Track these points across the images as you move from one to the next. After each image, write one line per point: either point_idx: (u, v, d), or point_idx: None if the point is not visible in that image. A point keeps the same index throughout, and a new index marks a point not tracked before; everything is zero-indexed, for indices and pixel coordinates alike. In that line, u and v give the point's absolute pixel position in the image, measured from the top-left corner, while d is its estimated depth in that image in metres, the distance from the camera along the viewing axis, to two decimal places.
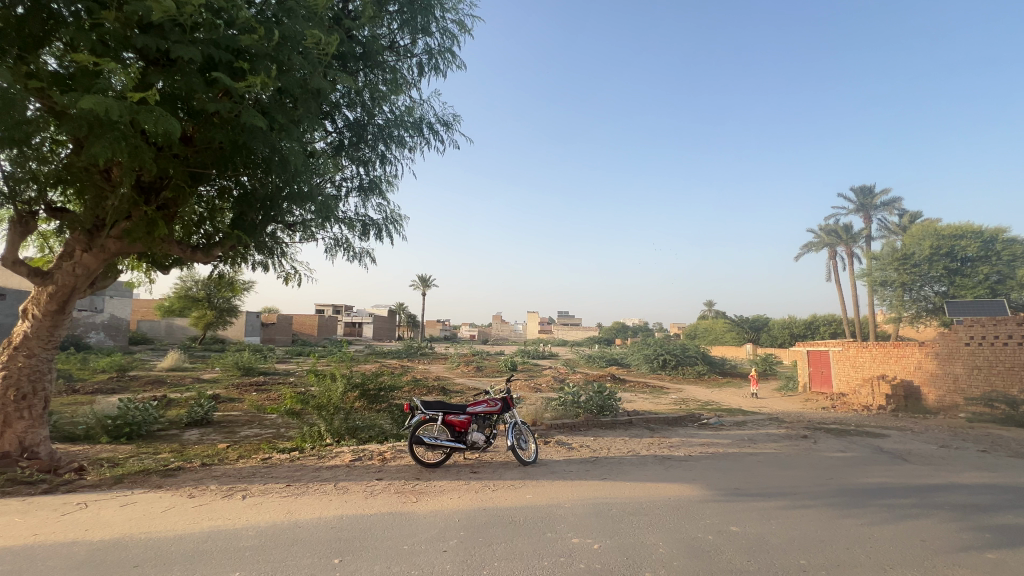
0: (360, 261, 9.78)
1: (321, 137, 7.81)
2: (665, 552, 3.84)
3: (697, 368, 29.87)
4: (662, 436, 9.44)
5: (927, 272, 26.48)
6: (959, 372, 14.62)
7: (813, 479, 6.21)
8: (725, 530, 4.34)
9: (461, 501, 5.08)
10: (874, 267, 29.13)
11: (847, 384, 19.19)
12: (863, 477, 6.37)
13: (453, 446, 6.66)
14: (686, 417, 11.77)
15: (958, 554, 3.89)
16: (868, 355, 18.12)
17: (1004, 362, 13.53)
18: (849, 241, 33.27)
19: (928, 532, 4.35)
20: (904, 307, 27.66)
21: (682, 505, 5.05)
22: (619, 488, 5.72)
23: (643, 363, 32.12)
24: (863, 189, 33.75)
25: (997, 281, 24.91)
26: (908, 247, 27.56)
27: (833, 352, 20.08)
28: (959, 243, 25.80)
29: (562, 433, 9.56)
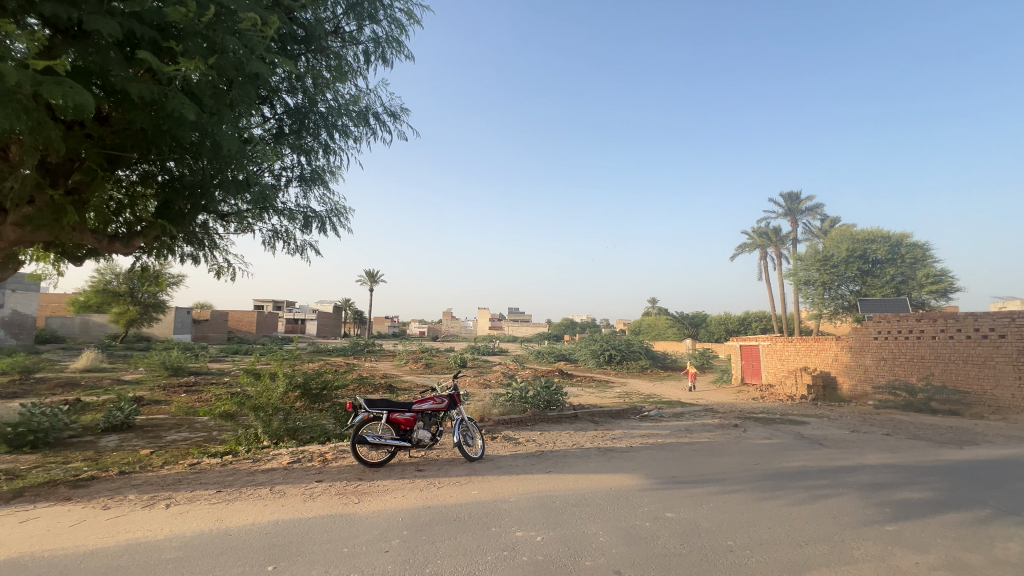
0: (302, 254, 9.36)
1: (258, 123, 7.39)
2: (605, 540, 3.97)
3: (640, 363, 31.09)
4: (606, 429, 9.76)
5: (844, 273, 28.97)
6: (868, 363, 16.16)
7: (741, 465, 6.64)
8: (661, 516, 4.55)
9: (405, 500, 5.00)
10: (799, 267, 31.50)
11: (774, 375, 20.68)
12: (785, 461, 6.89)
13: (399, 445, 6.53)
14: (629, 410, 12.23)
15: (863, 528, 4.31)
16: (792, 348, 19.59)
17: (906, 354, 15.08)
18: (778, 243, 35.73)
19: (839, 509, 4.77)
20: (824, 304, 30.14)
21: (622, 495, 5.24)
22: (563, 480, 5.85)
23: (589, 358, 33.02)
24: (791, 195, 36.33)
25: (901, 281, 27.69)
26: (828, 249, 30.04)
27: (762, 346, 21.55)
28: (871, 246, 28.39)
29: (509, 428, 9.65)
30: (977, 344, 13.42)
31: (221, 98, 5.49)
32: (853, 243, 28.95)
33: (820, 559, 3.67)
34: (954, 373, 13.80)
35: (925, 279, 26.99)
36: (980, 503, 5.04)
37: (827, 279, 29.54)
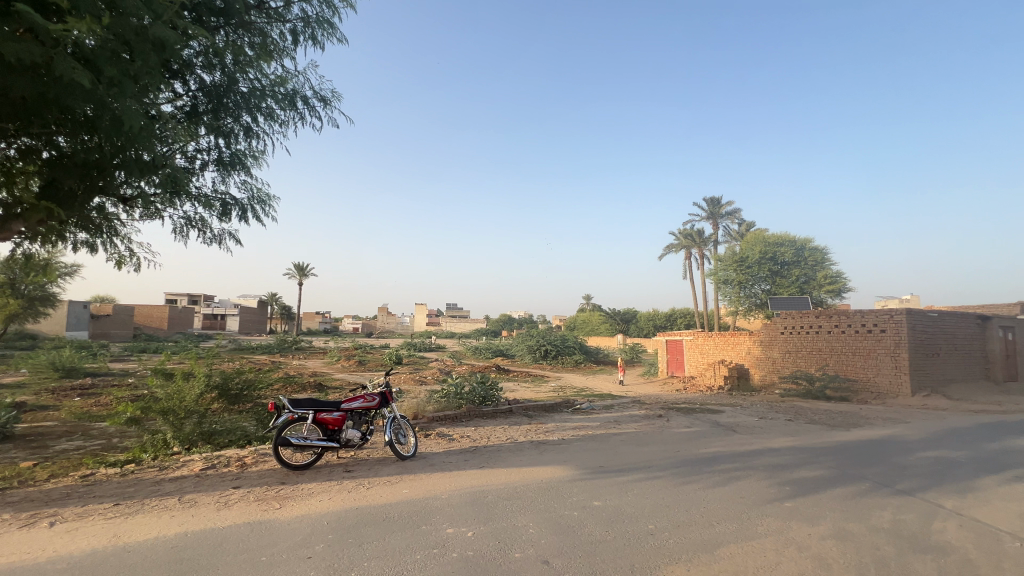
0: (220, 244, 8.67)
1: (167, 99, 6.72)
2: (535, 532, 4.06)
3: (574, 357, 32.00)
4: (540, 423, 9.97)
5: (757, 273, 31.58)
6: (776, 355, 17.74)
7: (663, 453, 7.06)
8: (589, 505, 4.73)
9: (331, 503, 4.81)
10: (719, 268, 33.89)
11: (695, 368, 22.17)
12: (702, 448, 7.41)
13: (326, 446, 6.25)
14: (562, 403, 12.57)
15: (766, 505, 4.74)
16: (712, 343, 21.05)
17: (807, 347, 16.71)
18: (701, 245, 38.20)
19: (746, 490, 5.22)
20: (740, 302, 32.66)
21: (552, 486, 5.37)
22: (496, 474, 5.90)
23: (526, 353, 33.51)
24: (714, 200, 38.88)
25: (805, 282, 30.64)
26: (744, 252, 32.58)
27: (685, 341, 22.99)
28: (779, 249, 31.17)
29: (443, 425, 9.55)
30: (863, 338, 15.16)
31: (122, 68, 4.91)
32: (766, 247, 31.60)
33: (729, 536, 3.98)
34: (846, 363, 15.54)
35: (823, 280, 30.32)
36: (862, 478, 5.71)
37: (743, 279, 32.03)
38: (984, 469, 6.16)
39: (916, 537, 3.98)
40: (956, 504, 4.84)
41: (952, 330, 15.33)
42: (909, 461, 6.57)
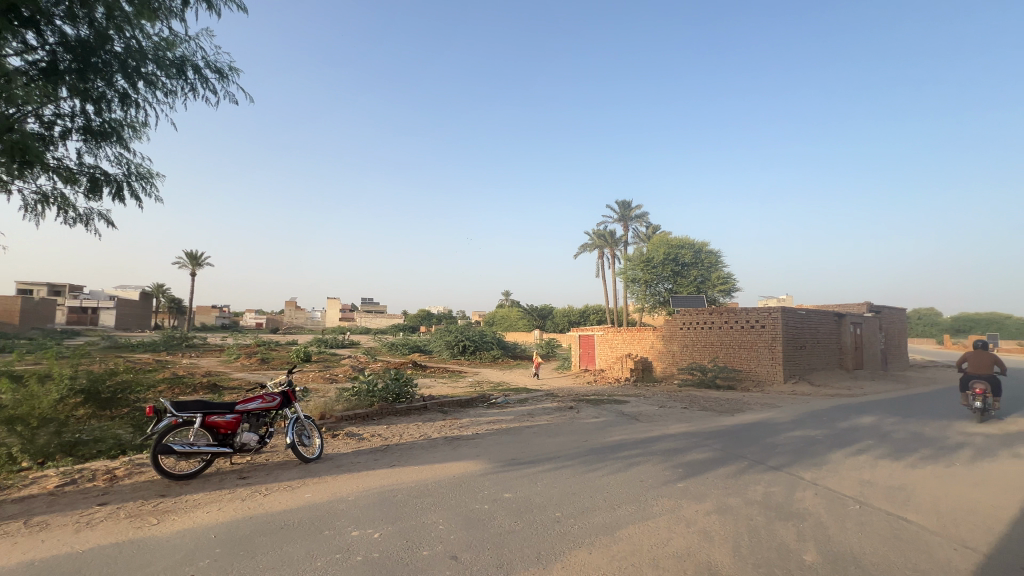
0: (87, 225, 7.51)
1: (15, 51, 5.66)
2: (444, 528, 4.03)
3: (492, 353, 32.32)
4: (454, 418, 9.92)
5: (661, 273, 34.08)
6: (675, 349, 19.29)
7: (572, 443, 7.37)
8: (499, 498, 4.79)
9: (221, 514, 4.39)
10: (628, 267, 36.08)
11: (605, 361, 23.41)
12: (608, 437, 7.85)
13: (216, 452, 5.70)
14: (478, 398, 12.62)
15: (661, 487, 5.13)
16: (620, 337, 22.35)
17: (701, 341, 18.38)
18: (612, 245, 40.33)
19: (645, 474, 5.61)
20: (646, 299, 35.10)
21: (464, 481, 5.37)
22: (406, 473, 5.77)
23: (444, 349, 33.19)
24: (626, 204, 41.25)
25: (701, 281, 33.64)
26: (650, 253, 34.96)
27: (596, 336, 24.17)
28: (681, 251, 33.88)
29: (353, 423, 9.15)
30: (747, 332, 17.01)
31: None
32: (669, 249, 34.19)
33: (628, 518, 4.26)
34: (732, 356, 17.35)
35: (717, 281, 33.40)
36: (741, 458, 6.40)
37: (649, 277, 34.39)
38: (836, 445, 7.19)
39: (782, 506, 4.55)
40: (814, 475, 5.60)
41: (816, 325, 17.73)
42: (779, 440, 7.49)
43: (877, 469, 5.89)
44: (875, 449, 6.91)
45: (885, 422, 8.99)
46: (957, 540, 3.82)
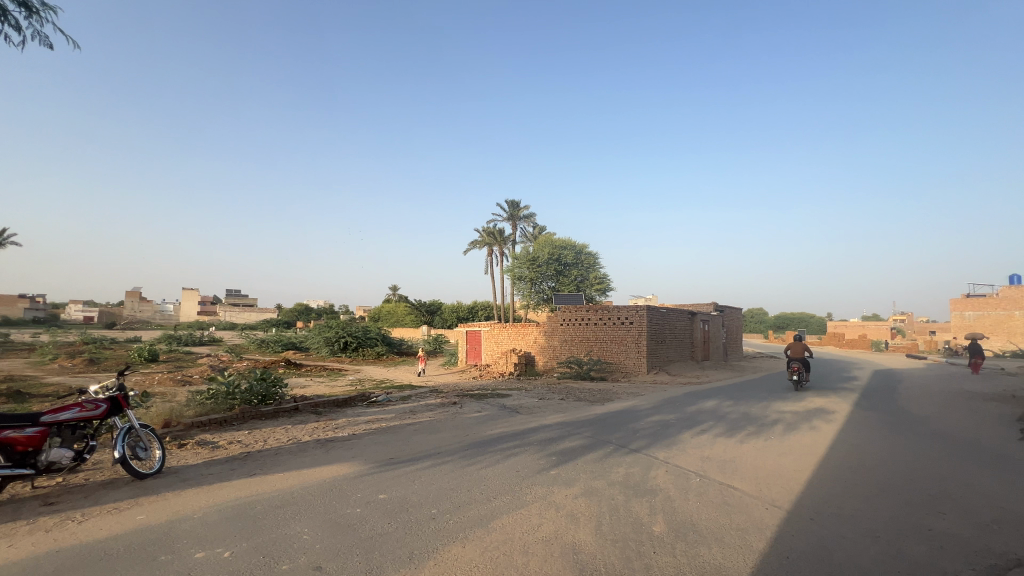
0: None
1: None
2: (309, 537, 3.74)
3: (376, 349, 30.95)
4: (329, 419, 9.30)
5: (545, 272, 35.72)
6: (555, 344, 20.35)
7: (454, 439, 7.37)
8: (373, 500, 4.59)
9: (14, 551, 3.55)
10: (515, 265, 37.17)
11: (490, 356, 23.85)
12: (488, 430, 7.99)
13: (10, 475, 4.60)
14: (357, 397, 11.99)
15: (535, 475, 5.36)
16: (505, 333, 22.92)
17: (578, 336, 19.64)
18: (501, 243, 41.18)
19: (521, 464, 5.83)
20: (530, 296, 36.60)
21: (336, 485, 5.04)
22: (268, 481, 5.25)
23: (322, 345, 30.94)
24: (514, 204, 42.33)
25: (581, 281, 35.94)
26: (536, 252, 36.37)
27: (483, 331, 24.51)
28: (564, 252, 35.81)
29: (206, 430, 8.07)
30: (618, 328, 18.59)
31: None
32: (553, 249, 35.93)
33: (503, 508, 4.37)
34: (605, 350, 18.84)
35: (594, 281, 35.88)
36: (608, 443, 6.98)
37: (534, 276, 35.80)
38: (684, 427, 8.20)
39: (638, 484, 5.06)
40: (666, 455, 6.31)
41: (673, 322, 20.04)
42: (640, 426, 8.32)
43: (714, 446, 6.83)
44: (714, 428, 8.02)
45: (723, 405, 10.49)
46: (769, 501, 4.58)
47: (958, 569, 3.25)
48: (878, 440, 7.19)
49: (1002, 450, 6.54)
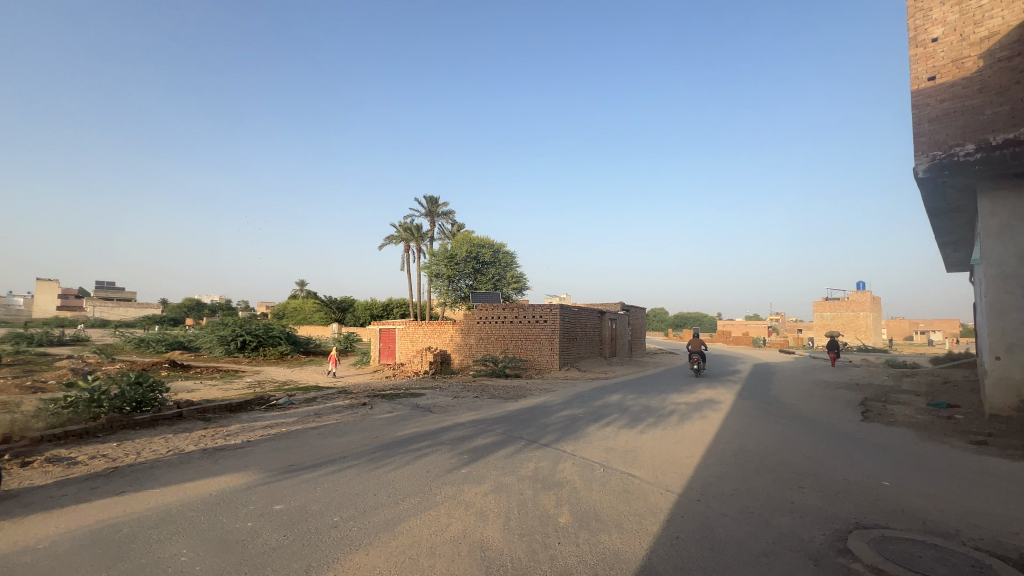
0: None
1: None
2: (188, 559, 3.34)
3: (279, 348, 28.70)
4: (220, 426, 8.44)
5: (463, 270, 35.60)
6: (471, 342, 20.34)
7: (362, 441, 7.05)
8: (268, 511, 4.23)
9: None
10: (432, 262, 36.59)
11: (405, 355, 23.23)
12: (399, 431, 7.76)
13: None
14: (254, 400, 11.02)
15: (445, 475, 5.30)
16: (421, 331, 22.47)
17: (494, 335, 19.81)
18: (418, 239, 40.23)
19: (431, 464, 5.73)
20: (447, 294, 36.28)
21: (223, 498, 4.57)
22: (140, 499, 4.62)
23: (216, 345, 28.04)
24: (433, 200, 41.57)
25: (498, 280, 36.28)
26: (454, 249, 36.11)
27: (397, 329, 23.80)
28: (482, 251, 35.81)
29: (62, 444, 6.93)
30: (532, 327, 19.03)
31: None
32: (471, 247, 35.84)
33: (410, 511, 4.25)
34: (520, 348, 19.20)
35: (511, 280, 36.38)
36: (519, 439, 7.10)
37: (452, 273, 35.51)
38: (591, 420, 8.60)
39: (546, 478, 5.20)
40: (573, 448, 6.57)
41: (584, 320, 20.97)
42: (550, 421, 8.57)
43: (618, 438, 7.24)
44: (618, 421, 8.50)
45: (626, 398, 11.17)
46: (664, 486, 4.95)
47: (813, 535, 3.75)
48: (755, 426, 8.09)
49: (848, 431, 7.68)
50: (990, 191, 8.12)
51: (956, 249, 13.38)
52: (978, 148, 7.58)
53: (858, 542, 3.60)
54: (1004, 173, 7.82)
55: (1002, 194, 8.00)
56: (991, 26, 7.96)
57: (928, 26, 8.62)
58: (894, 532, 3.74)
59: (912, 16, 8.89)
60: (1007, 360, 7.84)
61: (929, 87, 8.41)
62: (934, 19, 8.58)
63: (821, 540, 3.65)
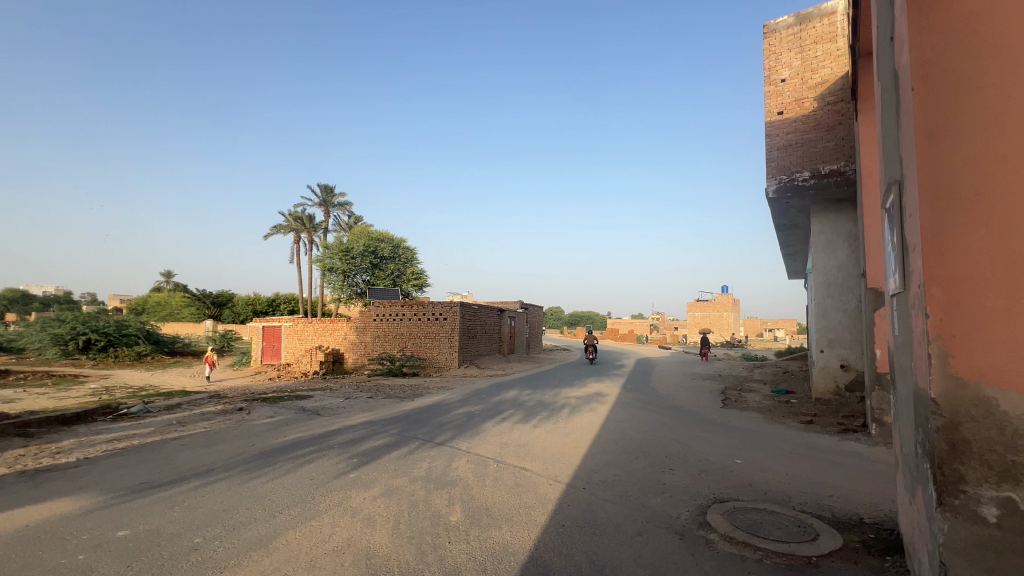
0: None
1: None
2: None
3: (137, 349, 24.81)
4: (48, 442, 7.04)
5: (359, 264, 33.89)
6: (367, 340, 19.49)
7: (235, 450, 6.36)
8: (109, 539, 3.62)
9: None
10: (326, 255, 34.27)
11: (292, 354, 21.54)
12: (281, 437, 7.15)
13: None
14: (98, 409, 9.38)
15: (332, 481, 4.98)
16: (311, 328, 20.99)
17: (391, 332, 19.19)
18: (310, 230, 37.37)
19: (316, 470, 5.35)
20: (342, 290, 34.29)
21: (47, 529, 3.81)
22: None
23: (48, 344, 23.35)
24: (327, 189, 38.82)
25: (397, 276, 35.08)
26: (351, 242, 34.18)
27: (284, 327, 21.97)
28: (380, 245, 34.28)
29: None
30: (431, 324, 18.72)
31: None
32: (368, 241, 34.15)
33: (289, 523, 3.92)
34: (419, 345, 18.82)
35: (410, 275, 35.38)
36: (414, 439, 6.94)
37: (347, 268, 33.63)
38: (487, 417, 8.70)
39: (440, 477, 5.15)
40: (468, 445, 6.59)
41: (484, 318, 21.15)
42: (446, 418, 8.52)
43: (512, 433, 7.42)
44: (513, 416, 8.71)
45: (522, 394, 11.52)
46: (553, 477, 5.17)
47: (679, 512, 4.17)
48: (636, 416, 8.81)
49: (711, 417, 8.69)
50: (820, 212, 9.74)
51: (795, 260, 15.84)
52: (812, 174, 9.05)
53: (715, 515, 4.08)
54: (829, 198, 9.41)
55: (828, 215, 9.64)
56: (823, 74, 9.52)
57: (779, 67, 10.07)
58: (743, 503, 4.30)
59: (767, 58, 10.30)
60: (829, 353, 9.45)
61: (778, 120, 9.83)
62: (783, 62, 10.05)
63: (686, 516, 4.08)
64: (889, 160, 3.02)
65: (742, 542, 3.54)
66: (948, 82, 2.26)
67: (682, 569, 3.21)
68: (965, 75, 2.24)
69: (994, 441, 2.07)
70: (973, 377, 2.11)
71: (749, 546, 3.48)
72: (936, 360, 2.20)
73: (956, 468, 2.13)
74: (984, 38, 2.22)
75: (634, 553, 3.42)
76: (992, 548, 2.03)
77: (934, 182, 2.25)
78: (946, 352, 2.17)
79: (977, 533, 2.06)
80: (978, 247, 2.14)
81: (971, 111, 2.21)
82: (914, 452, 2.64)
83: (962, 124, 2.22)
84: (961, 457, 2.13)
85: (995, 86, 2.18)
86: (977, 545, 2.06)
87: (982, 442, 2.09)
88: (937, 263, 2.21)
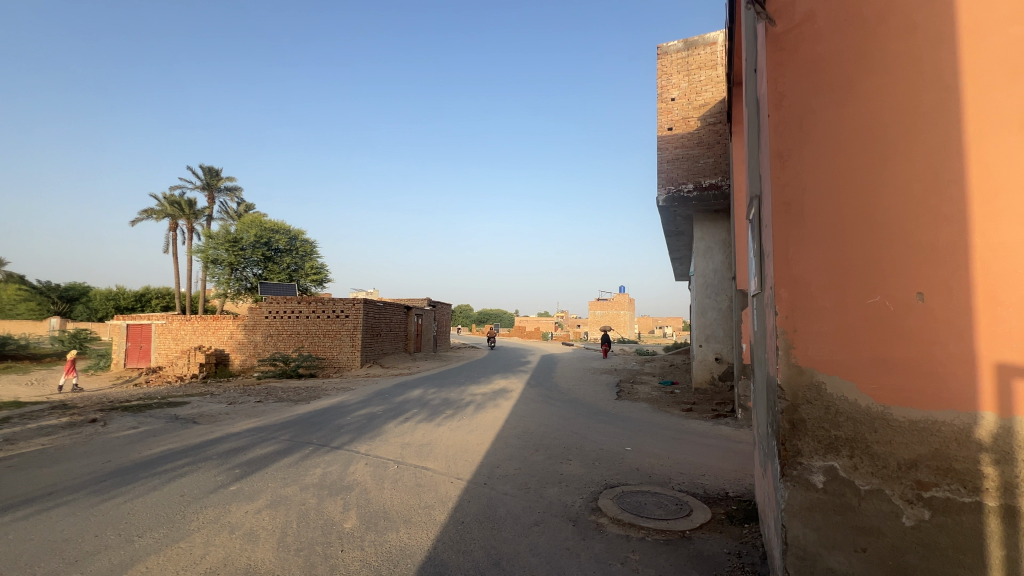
0: None
1: None
2: None
3: None
4: None
5: (250, 257, 30.90)
6: (258, 339, 17.89)
7: (83, 468, 5.44)
8: None
9: None
10: (209, 245, 30.70)
11: (165, 357, 19.09)
12: (145, 450, 6.26)
13: None
14: None
15: (207, 496, 4.48)
16: (189, 327, 18.75)
17: (286, 331, 17.81)
18: (190, 217, 33.26)
19: (188, 486, 4.77)
20: (229, 284, 31.03)
21: None
22: None
23: None
24: (212, 171, 34.81)
25: (294, 270, 32.58)
26: (239, 232, 30.97)
27: (155, 326, 19.36)
28: (274, 236, 31.55)
29: None
30: (331, 322, 17.66)
31: None
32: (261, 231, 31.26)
33: (151, 547, 3.45)
34: (316, 344, 17.67)
35: (310, 271, 32.99)
36: (307, 444, 6.50)
37: (235, 260, 30.51)
38: (389, 417, 8.43)
39: (335, 482, 4.88)
40: (368, 447, 6.32)
41: (390, 316, 20.46)
42: (345, 421, 8.10)
43: (415, 432, 7.26)
44: (416, 415, 8.56)
45: (427, 392, 11.33)
46: (454, 475, 5.15)
47: (573, 499, 4.39)
48: (538, 410, 9.10)
49: (606, 409, 9.27)
50: (701, 221, 10.89)
51: (682, 263, 17.38)
52: (694, 187, 10.07)
53: (605, 499, 4.36)
54: (708, 209, 10.53)
55: (707, 223, 10.80)
56: (705, 97, 10.59)
57: (669, 87, 11.06)
58: (630, 487, 4.64)
59: (660, 77, 11.22)
60: (706, 347, 10.59)
61: (668, 135, 10.78)
62: (673, 82, 11.03)
63: (579, 503, 4.30)
64: (753, 176, 3.43)
65: (628, 523, 3.82)
66: (797, 111, 2.64)
67: (574, 553, 3.39)
68: (811, 105, 2.61)
69: (823, 418, 2.45)
70: (810, 365, 2.49)
71: (634, 526, 3.77)
72: (783, 351, 2.55)
73: (795, 444, 2.49)
74: (824, 75, 2.59)
75: (530, 543, 3.53)
76: (820, 509, 2.42)
77: (785, 197, 2.61)
78: (790, 344, 2.53)
79: (809, 497, 2.44)
80: (816, 255, 2.51)
81: (813, 138, 2.58)
82: (766, 431, 3.03)
83: (807, 148, 2.59)
84: (799, 434, 2.49)
85: (832, 117, 2.55)
86: (808, 507, 2.44)
87: (815, 420, 2.46)
88: (785, 269, 2.58)
